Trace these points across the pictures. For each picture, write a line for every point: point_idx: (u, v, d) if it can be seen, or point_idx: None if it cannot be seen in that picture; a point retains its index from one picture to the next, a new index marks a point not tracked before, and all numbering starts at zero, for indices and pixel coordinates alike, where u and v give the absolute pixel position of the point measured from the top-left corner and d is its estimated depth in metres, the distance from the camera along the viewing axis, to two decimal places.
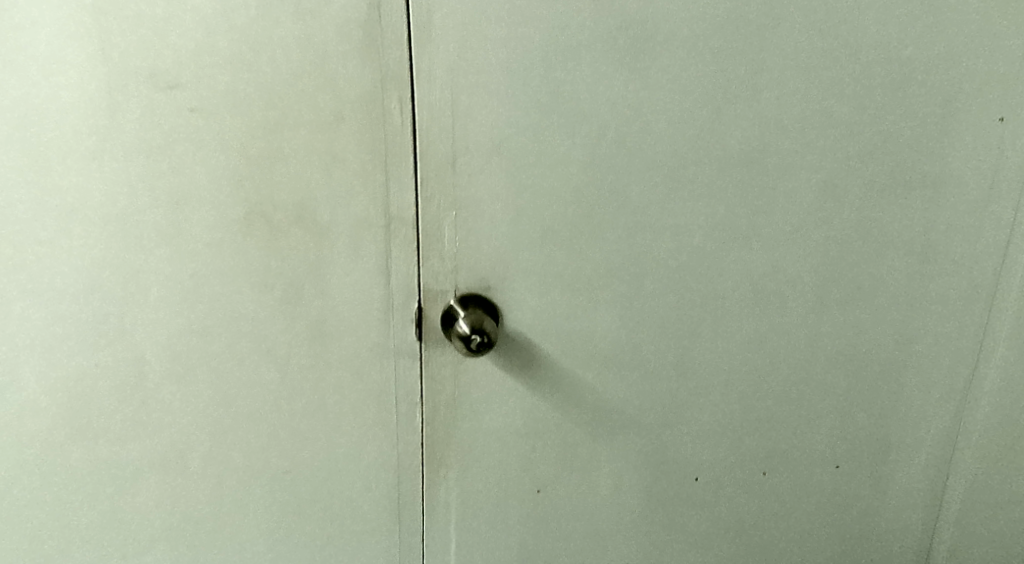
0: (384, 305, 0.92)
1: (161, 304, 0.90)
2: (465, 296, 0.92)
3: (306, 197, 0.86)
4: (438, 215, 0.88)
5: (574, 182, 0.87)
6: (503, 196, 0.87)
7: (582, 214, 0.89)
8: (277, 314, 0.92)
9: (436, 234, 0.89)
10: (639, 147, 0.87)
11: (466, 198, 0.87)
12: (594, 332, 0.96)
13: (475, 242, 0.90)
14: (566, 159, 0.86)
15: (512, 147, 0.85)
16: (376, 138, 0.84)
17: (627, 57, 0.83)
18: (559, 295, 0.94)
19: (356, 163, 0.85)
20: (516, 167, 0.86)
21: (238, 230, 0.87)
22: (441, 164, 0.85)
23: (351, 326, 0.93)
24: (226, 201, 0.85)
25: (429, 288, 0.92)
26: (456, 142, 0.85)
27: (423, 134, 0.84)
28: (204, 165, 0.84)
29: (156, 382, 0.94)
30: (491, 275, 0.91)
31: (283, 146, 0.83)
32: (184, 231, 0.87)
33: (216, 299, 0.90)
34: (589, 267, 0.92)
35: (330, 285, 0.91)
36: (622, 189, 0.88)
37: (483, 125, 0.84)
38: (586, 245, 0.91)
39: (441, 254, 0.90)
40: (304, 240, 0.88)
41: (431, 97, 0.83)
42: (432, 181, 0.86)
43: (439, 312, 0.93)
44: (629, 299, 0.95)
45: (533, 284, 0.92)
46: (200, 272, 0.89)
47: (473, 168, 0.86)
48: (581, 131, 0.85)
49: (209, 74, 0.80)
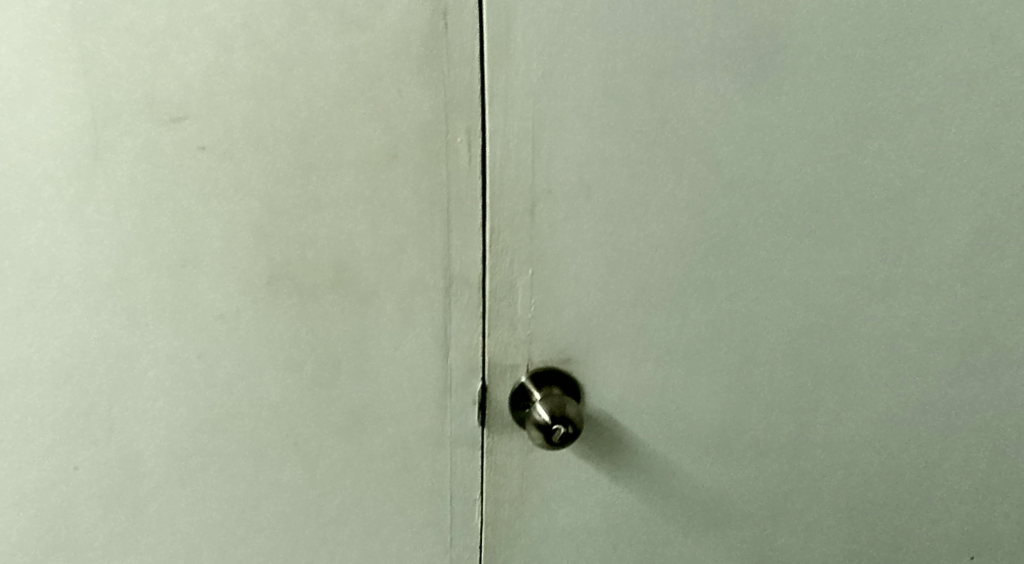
0: (440, 384, 0.74)
1: (162, 391, 0.72)
2: (539, 374, 0.74)
3: (346, 255, 0.68)
4: (510, 275, 0.70)
5: (680, 229, 0.69)
6: (591, 248, 0.69)
7: (688, 269, 0.70)
8: (307, 397, 0.74)
9: (507, 298, 0.71)
10: (762, 184, 0.68)
11: (546, 253, 0.69)
12: (692, 412, 0.76)
13: (554, 306, 0.71)
14: (671, 202, 0.68)
15: (606, 188, 0.67)
16: (436, 181, 0.66)
17: (753, 74, 0.65)
18: (654, 370, 0.74)
19: (410, 213, 0.67)
20: (610, 213, 0.68)
21: (259, 296, 0.69)
22: (517, 212, 0.67)
23: (398, 411, 0.75)
24: (244, 262, 0.68)
25: (495, 362, 0.74)
26: (535, 184, 0.66)
27: (495, 175, 0.66)
28: (217, 218, 0.66)
29: (152, 486, 0.75)
30: (572, 346, 0.73)
31: (318, 193, 0.66)
32: (192, 300, 0.69)
33: (230, 382, 0.73)
34: (692, 333, 0.73)
35: (373, 361, 0.73)
36: (736, 237, 0.70)
37: (569, 162, 0.66)
38: (690, 307, 0.72)
39: (512, 321, 0.72)
40: (342, 307, 0.70)
41: (506, 129, 0.65)
42: (504, 233, 0.68)
43: (507, 392, 0.75)
44: (738, 371, 0.74)
45: (622, 355, 0.73)
46: (212, 349, 0.71)
47: (556, 216, 0.68)
48: (693, 166, 0.67)
49: (224, 103, 0.62)
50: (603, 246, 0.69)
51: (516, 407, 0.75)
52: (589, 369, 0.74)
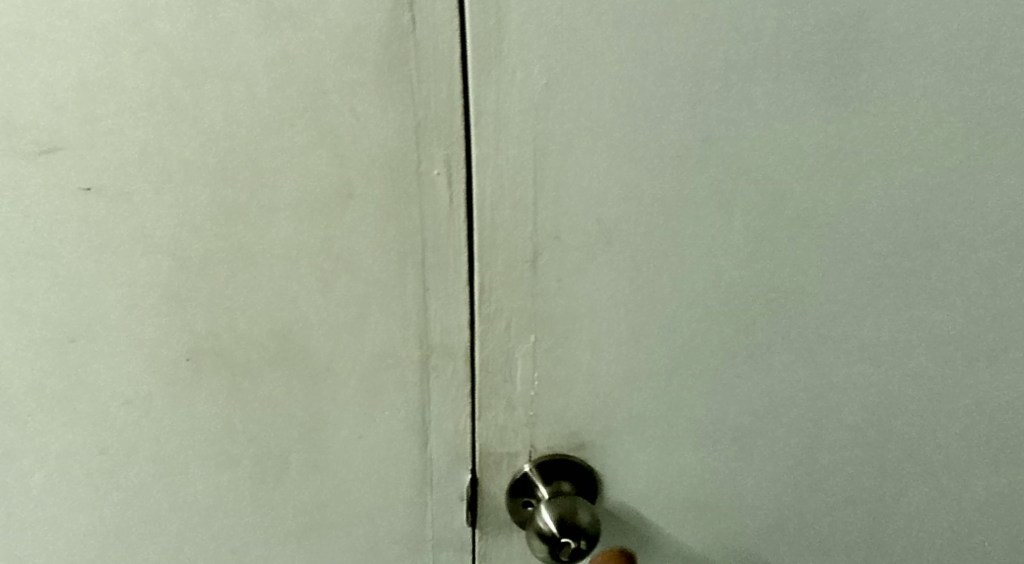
0: (418, 478, 0.58)
1: (55, 494, 0.58)
2: (545, 464, 0.57)
3: (289, 324, 0.52)
4: (506, 344, 0.53)
5: (728, 283, 0.52)
6: (612, 308, 0.53)
7: (737, 333, 0.54)
8: (248, 494, 0.59)
9: (503, 372, 0.54)
10: (838, 227, 0.51)
11: (552, 315, 0.53)
12: (739, 504, 0.60)
13: (564, 382, 0.55)
14: (716, 248, 0.51)
15: (631, 231, 0.50)
16: (405, 229, 0.49)
17: (831, 81, 0.48)
18: (692, 456, 0.58)
19: (372, 270, 0.50)
20: (637, 262, 0.51)
21: (176, 378, 0.54)
22: (514, 263, 0.51)
23: (365, 511, 0.59)
24: (154, 336, 0.52)
25: (489, 449, 0.57)
26: (538, 227, 0.50)
27: (484, 218, 0.49)
28: (113, 280, 0.50)
29: None
30: (587, 429, 0.57)
31: (247, 245, 0.49)
32: (87, 385, 0.54)
33: (146, 480, 0.57)
34: (739, 412, 0.56)
35: (330, 452, 0.57)
36: (803, 291, 0.53)
37: (583, 198, 0.49)
38: (740, 379, 0.55)
39: (509, 401, 0.56)
40: (288, 387, 0.54)
41: (500, 156, 0.48)
42: (498, 291, 0.52)
43: (504, 485, 0.59)
44: (801, 456, 0.58)
45: (651, 438, 0.57)
46: (114, 445, 0.56)
47: (566, 269, 0.51)
48: (748, 203, 0.50)
49: (113, 128, 0.46)
50: (627, 306, 0.53)
51: (516, 504, 0.59)
52: (610, 457, 0.58)
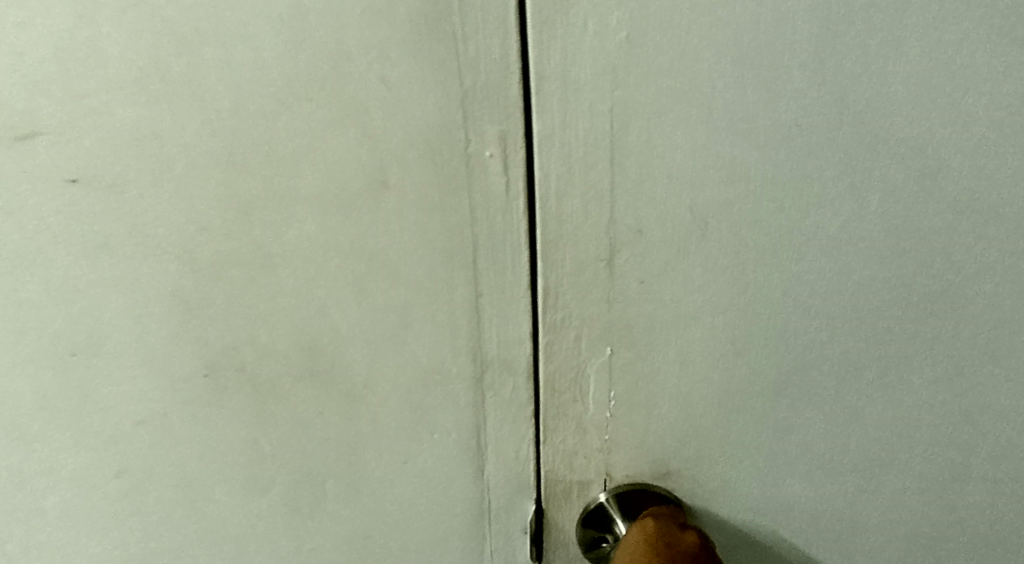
0: (474, 508, 0.50)
1: (67, 527, 0.50)
2: (624, 497, 0.48)
3: (322, 334, 0.44)
4: (576, 357, 0.44)
5: (856, 284, 0.43)
6: (706, 315, 0.43)
7: (867, 344, 0.44)
8: (282, 526, 0.51)
9: (573, 391, 0.46)
10: (1007, 215, 0.41)
11: (633, 324, 0.43)
12: (858, 546, 0.50)
13: (646, 401, 0.46)
14: (846, 243, 0.42)
15: (731, 221, 0.41)
16: (452, 224, 0.41)
17: (996, 26, 0.37)
18: (801, 486, 0.48)
19: (414, 274, 0.42)
20: (738, 259, 0.42)
21: (193, 396, 0.46)
22: (586, 262, 0.42)
23: (415, 542, 0.51)
24: (166, 348, 0.44)
25: (556, 478, 0.49)
26: (615, 219, 0.41)
27: (549, 209, 0.40)
28: (113, 285, 0.42)
29: None
30: (673, 456, 0.47)
31: (266, 245, 0.41)
32: (96, 401, 0.46)
33: (168, 510, 0.50)
34: (861, 438, 0.47)
35: (374, 479, 0.49)
36: (956, 295, 0.43)
37: (671, 181, 0.40)
38: (867, 399, 0.46)
39: (581, 423, 0.47)
40: (322, 407, 0.47)
41: (567, 132, 0.39)
42: (567, 296, 0.43)
43: (575, 517, 0.50)
44: (938, 492, 0.48)
45: (752, 467, 0.48)
46: (135, 466, 0.48)
47: (651, 267, 0.42)
48: (888, 185, 0.40)
49: (100, 107, 0.38)
50: (726, 311, 0.43)
51: (589, 539, 0.50)
52: (702, 488, 0.48)
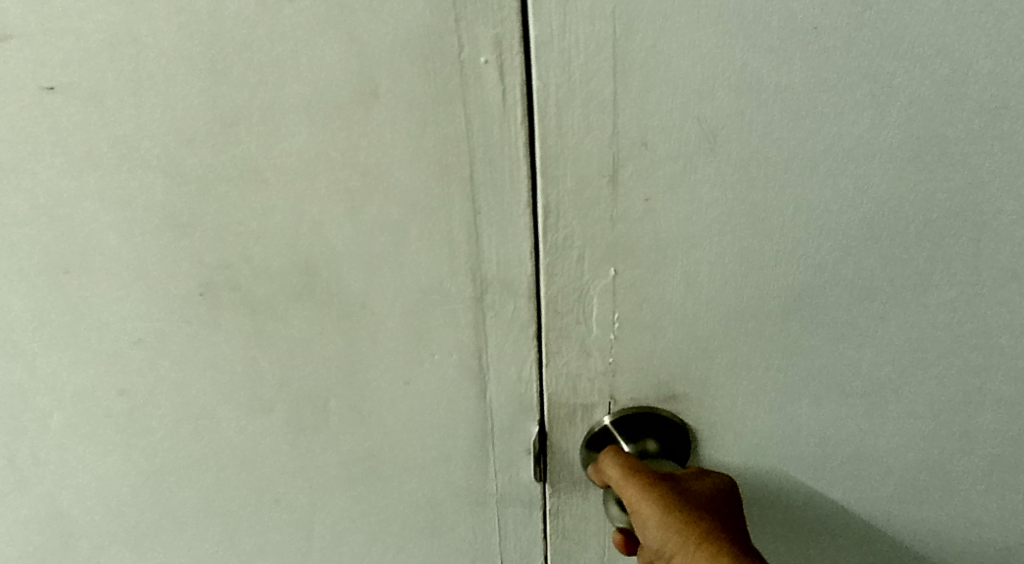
0: (477, 429, 0.49)
1: (71, 444, 0.50)
2: (627, 419, 0.47)
3: (316, 253, 0.43)
4: (578, 278, 0.43)
5: (873, 199, 0.41)
6: (713, 234, 0.41)
7: (881, 264, 0.43)
8: (285, 444, 0.51)
9: (575, 313, 0.44)
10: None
11: (637, 244, 0.42)
12: (869, 470, 0.49)
13: (651, 324, 0.44)
14: (860, 155, 0.40)
15: (742, 133, 0.39)
16: (447, 137, 0.39)
17: None
18: (811, 411, 0.47)
19: (410, 189, 0.40)
20: (748, 175, 0.40)
21: (188, 315, 0.45)
22: (587, 179, 0.40)
23: (418, 460, 0.51)
24: (158, 265, 0.43)
25: (559, 401, 0.48)
26: (619, 131, 0.39)
27: (548, 121, 0.38)
28: (100, 200, 0.41)
29: (88, 550, 0.55)
30: (679, 379, 0.46)
31: (255, 159, 0.40)
32: (92, 319, 0.45)
33: (171, 427, 0.50)
34: (873, 361, 0.45)
35: (375, 399, 0.49)
36: (975, 208, 0.41)
37: (678, 91, 0.38)
38: (880, 320, 0.44)
39: (584, 346, 0.45)
40: (319, 327, 0.46)
41: (566, 37, 0.37)
42: (569, 213, 0.41)
43: (579, 440, 0.49)
44: (950, 413, 0.47)
45: (760, 391, 0.46)
46: (136, 384, 0.48)
47: (656, 183, 0.40)
48: (910, 92, 0.38)
49: (70, 8, 0.36)
50: (736, 229, 0.41)
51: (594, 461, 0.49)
52: (707, 411, 0.47)
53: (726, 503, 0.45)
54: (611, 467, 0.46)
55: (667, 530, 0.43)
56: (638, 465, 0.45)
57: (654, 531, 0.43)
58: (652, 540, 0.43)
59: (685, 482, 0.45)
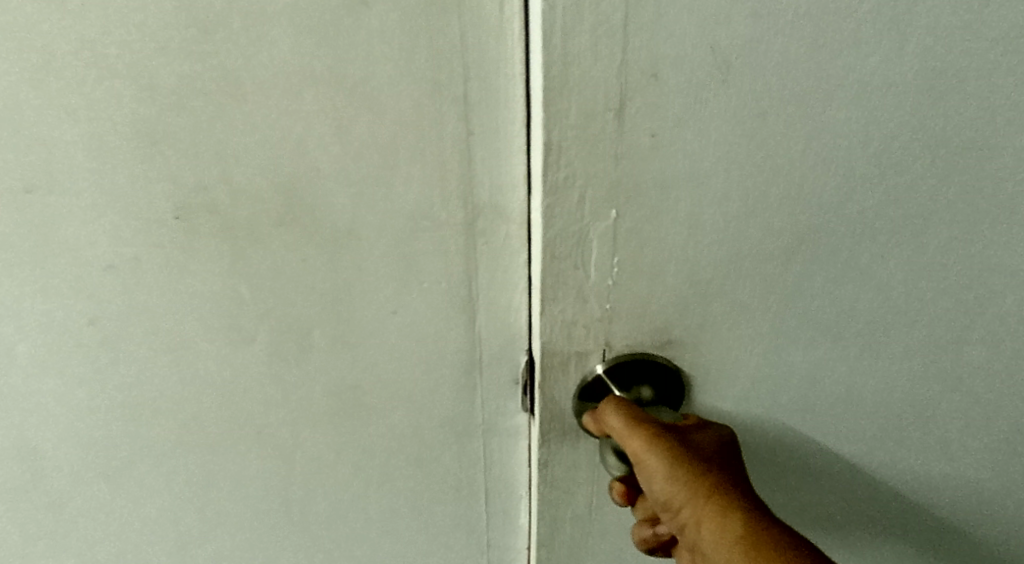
0: (465, 357, 0.49)
1: (43, 372, 0.48)
2: (621, 367, 0.45)
3: (301, 173, 0.41)
4: (577, 221, 0.40)
5: (883, 134, 0.39)
6: (720, 171, 0.39)
7: (889, 203, 0.41)
8: (268, 373, 0.49)
9: (573, 258, 0.42)
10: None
11: (641, 181, 0.39)
12: (861, 413, 0.48)
13: (652, 268, 0.42)
14: (875, 89, 0.38)
15: (754, 63, 0.37)
16: (440, 52, 0.38)
17: None
18: (808, 356, 0.46)
19: (400, 106, 0.40)
20: (758, 108, 0.38)
21: (162, 242, 0.43)
22: (592, 112, 0.37)
23: (404, 387, 0.51)
24: (131, 186, 0.41)
25: (551, 350, 0.45)
26: (627, 59, 0.36)
27: (553, 46, 0.36)
28: (68, 113, 0.39)
29: (64, 482, 0.53)
30: (678, 325, 0.44)
31: (234, 71, 0.38)
32: (59, 243, 0.42)
33: (147, 356, 0.48)
34: (873, 303, 0.44)
35: (360, 326, 0.47)
36: (984, 147, 0.40)
37: (690, 15, 0.35)
38: (882, 261, 0.43)
39: (582, 292, 0.43)
40: (303, 253, 0.44)
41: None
42: (571, 150, 0.38)
43: (571, 390, 0.47)
44: (946, 355, 0.46)
45: (758, 336, 0.45)
46: (106, 312, 0.45)
47: (663, 116, 0.38)
48: (931, 22, 0.36)
49: None
50: (743, 167, 0.39)
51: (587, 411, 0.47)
52: (704, 356, 0.45)
53: (730, 453, 0.44)
54: (613, 416, 0.44)
55: (675, 482, 0.42)
56: (640, 415, 0.44)
57: (661, 483, 0.42)
58: (659, 491, 0.43)
59: (689, 434, 0.44)
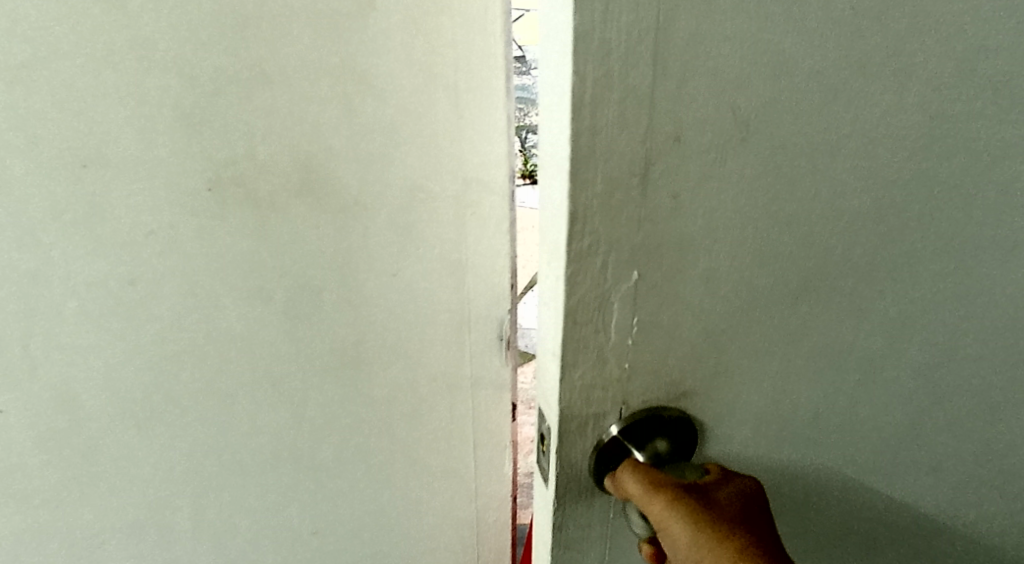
0: (457, 316, 0.59)
1: (89, 326, 0.54)
2: (637, 423, 0.46)
3: (316, 154, 0.50)
4: (601, 284, 0.42)
5: (874, 175, 0.43)
6: (733, 227, 0.42)
7: (872, 238, 0.45)
8: (283, 332, 0.57)
9: (594, 321, 0.42)
10: (998, 107, 0.43)
11: (664, 239, 0.41)
12: (857, 438, 0.51)
13: (670, 323, 0.44)
14: (860, 133, 0.41)
15: (755, 110, 0.39)
16: (434, 48, 0.49)
17: None
18: (807, 388, 0.48)
19: (393, 93, 0.49)
20: (768, 161, 0.41)
21: (196, 211, 0.50)
22: (619, 179, 0.39)
23: (402, 347, 0.59)
24: (173, 161, 0.48)
25: (573, 412, 0.45)
26: (653, 126, 0.39)
27: (582, 115, 0.38)
28: (121, 101, 0.46)
29: (101, 432, 0.58)
30: (693, 378, 0.45)
31: (262, 62, 0.47)
32: (108, 212, 0.50)
33: (178, 314, 0.54)
34: (866, 337, 0.47)
35: (364, 289, 0.56)
36: (948, 186, 0.44)
37: (713, 76, 0.38)
38: (867, 291, 0.46)
39: (601, 353, 0.43)
40: (315, 221, 0.52)
41: (607, 24, 0.37)
42: (596, 219, 0.40)
43: (589, 454, 0.46)
44: (925, 376, 0.50)
45: (766, 378, 0.47)
46: (146, 273, 0.52)
47: (678, 171, 0.40)
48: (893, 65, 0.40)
49: None
50: (746, 208, 0.42)
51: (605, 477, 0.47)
52: (719, 409, 0.47)
53: (752, 506, 0.44)
54: (630, 482, 0.45)
55: (700, 549, 0.43)
56: (658, 478, 0.44)
57: (685, 551, 0.43)
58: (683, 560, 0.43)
59: (711, 492, 0.44)
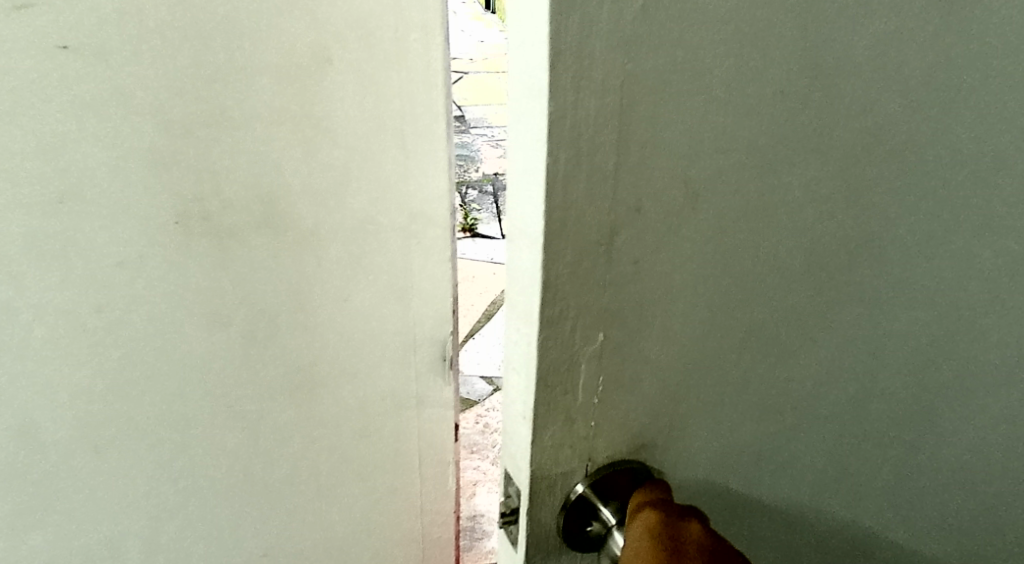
0: (404, 339, 0.65)
1: (56, 353, 0.56)
2: (597, 486, 0.51)
3: (277, 190, 0.56)
4: (570, 346, 0.46)
5: (787, 235, 0.50)
6: (676, 293, 0.48)
7: (779, 288, 0.52)
8: (241, 353, 0.61)
9: (563, 384, 0.47)
10: (874, 176, 0.51)
11: (622, 305, 0.46)
12: (767, 458, 0.58)
13: (629, 380, 0.49)
14: (771, 202, 0.48)
15: (696, 190, 0.45)
16: (383, 101, 0.55)
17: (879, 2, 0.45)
18: (730, 416, 0.54)
19: (347, 135, 0.55)
20: (703, 234, 0.47)
21: (164, 242, 0.55)
22: (587, 250, 0.44)
23: (352, 369, 0.65)
24: (143, 196, 0.53)
25: (543, 472, 0.49)
26: (616, 201, 0.43)
27: (555, 195, 0.42)
28: (99, 142, 0.51)
29: (57, 460, 0.60)
30: (649, 429, 0.51)
31: (230, 109, 0.52)
32: (80, 244, 0.53)
33: (143, 340, 0.58)
34: (776, 376, 0.55)
35: (318, 312, 0.61)
36: (836, 241, 0.52)
37: (667, 161, 0.44)
38: (779, 333, 0.53)
39: (568, 413, 0.48)
40: (275, 251, 0.58)
41: (578, 112, 0.40)
42: (566, 287, 0.44)
43: (555, 508, 0.51)
44: (823, 401, 0.58)
45: (700, 418, 0.53)
46: (115, 301, 0.56)
47: (635, 242, 0.45)
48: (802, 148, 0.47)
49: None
50: (687, 271, 0.47)
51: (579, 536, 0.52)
52: (666, 451, 0.53)
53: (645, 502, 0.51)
54: None
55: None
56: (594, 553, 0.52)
57: None
58: None
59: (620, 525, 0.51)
